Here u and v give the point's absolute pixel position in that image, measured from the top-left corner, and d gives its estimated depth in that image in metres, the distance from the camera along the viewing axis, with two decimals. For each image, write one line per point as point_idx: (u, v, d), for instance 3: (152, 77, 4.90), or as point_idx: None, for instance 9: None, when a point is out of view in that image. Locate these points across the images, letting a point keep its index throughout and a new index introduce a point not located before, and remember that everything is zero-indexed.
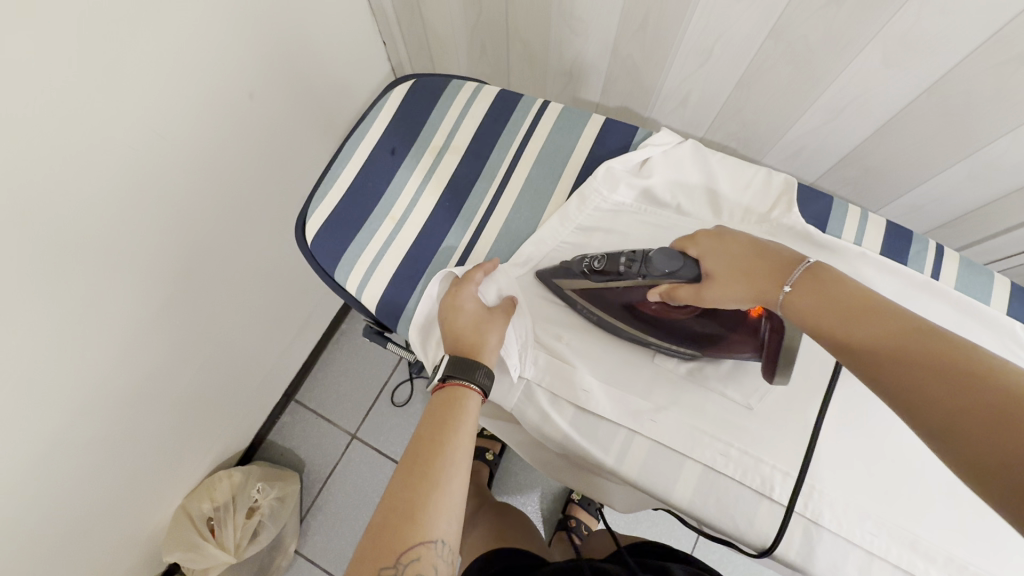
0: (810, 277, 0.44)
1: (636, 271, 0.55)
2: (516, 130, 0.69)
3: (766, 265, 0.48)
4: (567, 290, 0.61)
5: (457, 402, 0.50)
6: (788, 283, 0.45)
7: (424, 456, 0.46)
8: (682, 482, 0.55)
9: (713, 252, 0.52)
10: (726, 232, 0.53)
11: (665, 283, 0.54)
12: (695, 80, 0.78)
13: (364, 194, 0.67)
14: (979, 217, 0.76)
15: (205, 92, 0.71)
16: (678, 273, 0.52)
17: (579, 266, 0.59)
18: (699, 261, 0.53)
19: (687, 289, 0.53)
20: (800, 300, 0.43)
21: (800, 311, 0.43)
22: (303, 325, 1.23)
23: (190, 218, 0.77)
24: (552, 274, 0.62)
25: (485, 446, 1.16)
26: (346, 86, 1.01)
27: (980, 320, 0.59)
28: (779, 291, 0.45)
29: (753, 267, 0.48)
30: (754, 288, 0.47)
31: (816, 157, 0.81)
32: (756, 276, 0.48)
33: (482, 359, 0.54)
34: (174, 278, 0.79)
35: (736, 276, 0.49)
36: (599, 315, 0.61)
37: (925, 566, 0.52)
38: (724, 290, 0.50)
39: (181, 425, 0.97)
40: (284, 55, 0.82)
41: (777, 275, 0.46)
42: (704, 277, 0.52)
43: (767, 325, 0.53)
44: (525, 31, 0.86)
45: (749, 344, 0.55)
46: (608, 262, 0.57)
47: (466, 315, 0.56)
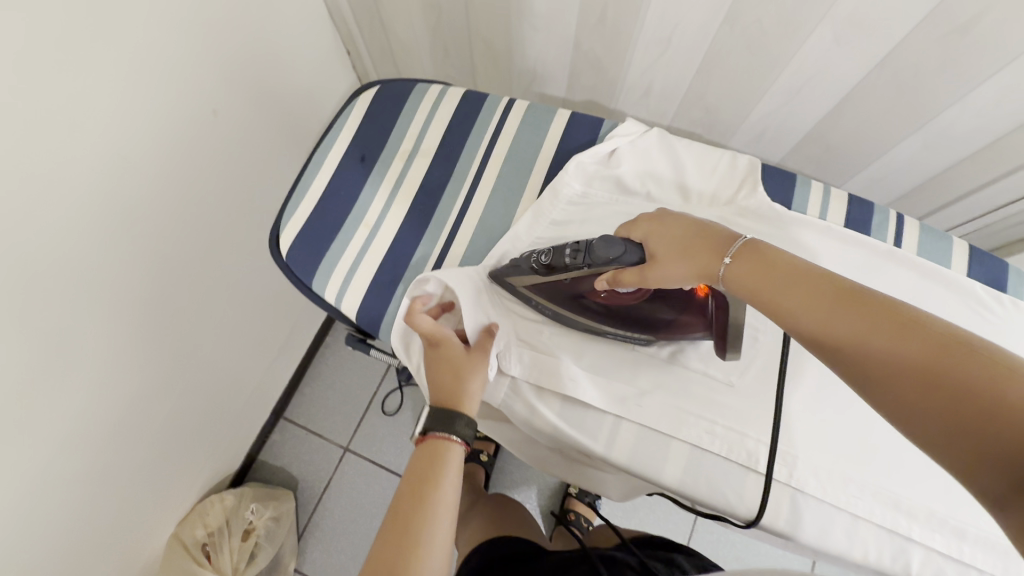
0: (748, 250, 0.45)
1: (580, 261, 0.53)
2: (484, 130, 0.69)
3: (703, 240, 0.48)
4: (520, 287, 0.60)
5: (439, 456, 0.50)
6: (728, 256, 0.45)
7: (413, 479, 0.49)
8: (670, 462, 0.56)
9: (656, 236, 0.52)
10: (666, 214, 0.53)
11: (610, 269, 0.52)
12: (656, 70, 0.80)
13: (336, 203, 0.66)
14: (935, 186, 0.79)
15: (167, 111, 0.70)
16: (622, 258, 0.51)
17: (528, 263, 0.57)
18: (643, 245, 0.52)
19: (631, 274, 0.51)
20: (739, 274, 0.44)
21: (742, 284, 0.44)
22: (286, 340, 1.22)
23: (163, 242, 0.76)
24: (503, 270, 0.60)
25: (479, 448, 1.16)
26: (311, 97, 1.00)
27: (942, 283, 0.62)
28: (721, 265, 0.46)
29: (694, 245, 0.49)
30: (694, 266, 0.48)
31: (779, 138, 0.83)
32: (696, 252, 0.48)
33: (463, 408, 0.53)
34: (149, 302, 0.78)
35: (680, 254, 0.49)
36: (555, 309, 0.60)
37: (908, 523, 0.53)
38: (669, 269, 0.49)
39: (167, 451, 0.96)
40: (246, 69, 0.82)
41: (716, 250, 0.47)
42: (648, 259, 0.51)
43: (713, 302, 0.54)
44: (487, 32, 0.87)
45: (701, 323, 0.56)
46: (554, 256, 0.55)
47: (447, 359, 0.55)
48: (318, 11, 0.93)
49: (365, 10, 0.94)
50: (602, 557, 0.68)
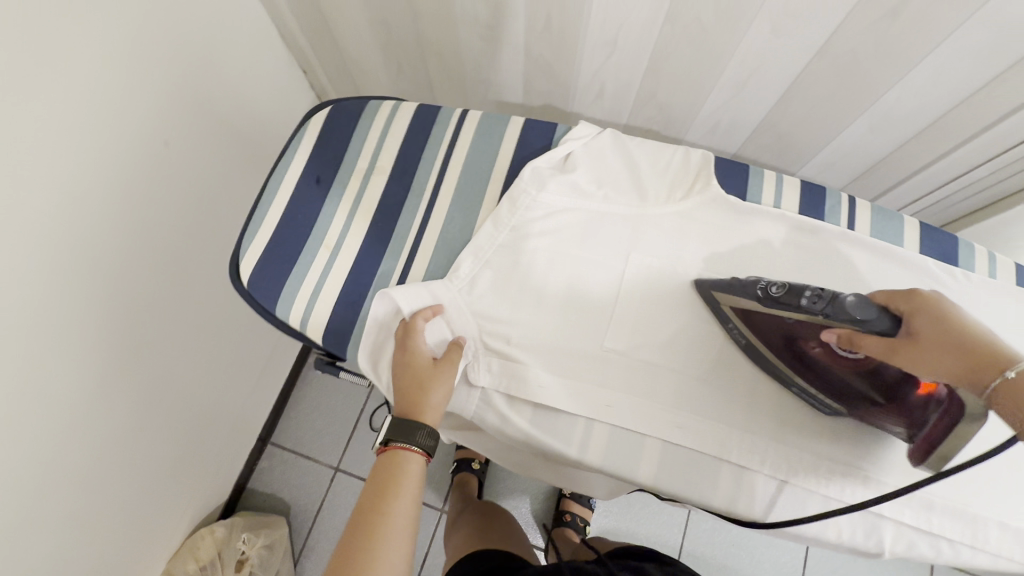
0: None
1: (820, 307, 0.50)
2: (438, 144, 0.70)
3: (994, 352, 0.40)
4: (725, 307, 0.58)
5: (397, 466, 0.53)
6: (1013, 370, 0.37)
7: (380, 489, 0.51)
8: (644, 460, 0.57)
9: (931, 319, 0.44)
10: (956, 304, 0.44)
11: (848, 328, 0.47)
12: (607, 71, 0.80)
13: (295, 227, 0.66)
14: (886, 166, 0.80)
15: (117, 147, 0.70)
16: (872, 322, 0.46)
17: (754, 287, 0.56)
18: (905, 319, 0.45)
19: (876, 342, 0.46)
20: (1016, 406, 0.37)
21: (1019, 412, 0.37)
22: (266, 366, 1.21)
23: (125, 279, 0.75)
24: (714, 284, 0.60)
25: (470, 457, 1.14)
26: (270, 122, 1.00)
27: (897, 261, 0.63)
28: (996, 376, 0.38)
29: (971, 346, 0.41)
30: (966, 368, 0.40)
31: (733, 129, 0.84)
32: (982, 361, 0.40)
33: (425, 420, 0.55)
34: (117, 340, 0.76)
35: (945, 346, 0.42)
36: (749, 339, 0.57)
37: (876, 499, 0.55)
38: (923, 359, 0.43)
39: (150, 489, 0.94)
40: (197, 98, 0.81)
41: (1001, 364, 0.39)
42: (901, 336, 0.45)
43: (938, 412, 0.48)
44: (439, 45, 0.87)
45: (906, 418, 0.51)
46: (789, 293, 0.53)
47: (412, 370, 0.56)
48: (268, 35, 0.93)
49: (316, 30, 0.94)
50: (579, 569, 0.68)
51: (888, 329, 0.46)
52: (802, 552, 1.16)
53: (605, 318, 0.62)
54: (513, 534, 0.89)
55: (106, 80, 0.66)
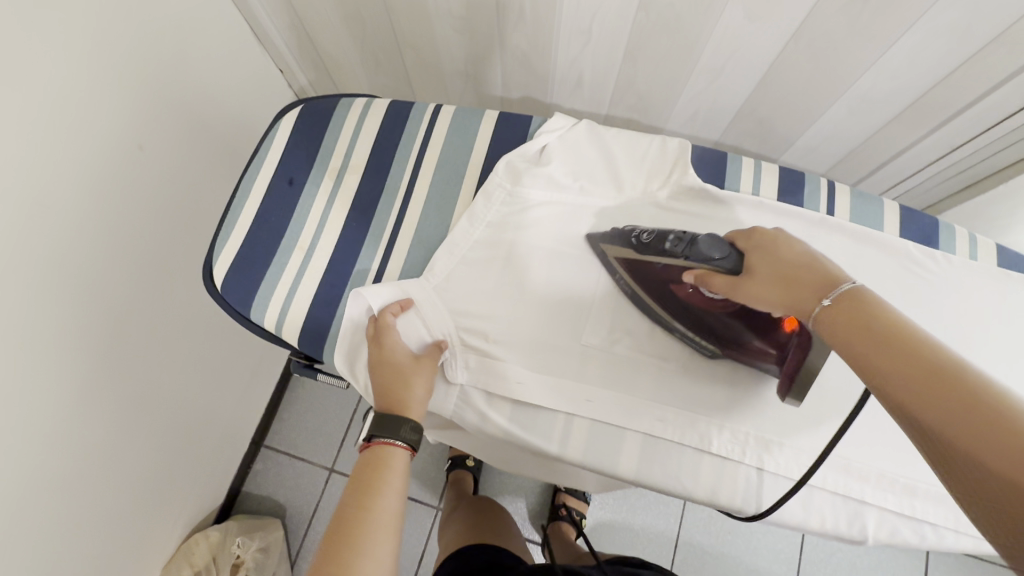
0: (857, 298, 0.39)
1: (679, 249, 0.56)
2: (412, 139, 0.69)
3: (813, 276, 0.43)
4: (612, 257, 0.61)
5: (381, 462, 0.52)
6: (827, 298, 0.40)
7: (362, 488, 0.50)
8: (625, 453, 0.56)
9: (762, 255, 0.49)
10: (785, 238, 0.49)
11: (702, 267, 0.53)
12: (584, 61, 0.79)
13: (268, 228, 0.65)
14: (869, 149, 0.80)
15: (89, 151, 0.69)
16: (722, 261, 0.51)
17: (626, 236, 0.60)
18: (744, 256, 0.51)
19: (722, 278, 0.50)
20: (834, 318, 0.39)
21: (832, 328, 0.39)
22: (256, 369, 1.20)
23: (103, 285, 0.74)
24: (603, 238, 0.62)
25: (464, 453, 1.14)
26: (246, 121, 0.99)
27: (874, 244, 0.63)
28: (816, 304, 0.41)
29: (796, 277, 0.44)
30: (791, 297, 0.44)
31: (713, 117, 0.83)
32: (796, 289, 0.44)
33: (409, 414, 0.54)
34: (98, 347, 0.76)
35: (774, 278, 0.46)
36: (634, 289, 0.60)
37: (859, 487, 0.54)
38: (758, 290, 0.47)
39: (140, 496, 0.93)
40: (170, 100, 0.80)
41: (819, 289, 0.42)
42: (742, 274, 0.49)
43: (796, 343, 0.54)
44: (413, 38, 0.86)
45: (773, 354, 0.56)
46: (654, 239, 0.58)
47: (391, 366, 0.56)
48: (241, 33, 0.92)
49: (289, 26, 0.92)
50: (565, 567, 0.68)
51: (733, 268, 0.50)
52: (798, 539, 1.16)
53: (584, 311, 0.61)
54: (508, 531, 0.88)
55: (74, 84, 0.65)
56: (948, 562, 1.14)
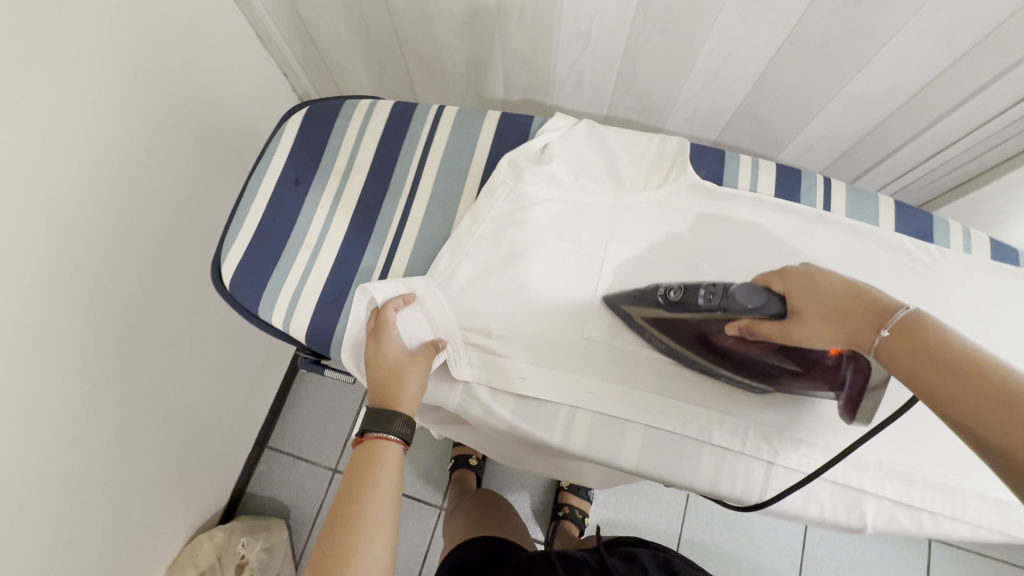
0: (914, 328, 0.40)
1: (716, 303, 0.53)
2: (416, 140, 0.70)
3: (864, 305, 0.45)
4: (636, 317, 0.59)
5: (375, 456, 0.53)
6: (886, 328, 0.42)
7: (357, 483, 0.51)
8: (627, 445, 0.57)
9: (802, 292, 0.49)
10: (820, 271, 0.49)
11: (746, 317, 0.51)
12: (584, 62, 0.81)
13: (275, 227, 0.66)
14: (865, 147, 0.81)
15: (100, 155, 0.70)
16: (763, 308, 0.50)
17: (654, 295, 0.58)
18: (785, 297, 0.50)
19: (770, 325, 0.50)
20: (898, 353, 0.41)
21: (897, 362, 0.41)
22: (260, 370, 1.21)
23: (112, 286, 0.76)
24: (621, 297, 0.60)
25: (468, 453, 1.15)
26: (252, 125, 1.00)
27: (872, 239, 0.64)
28: (874, 336, 0.43)
29: (847, 309, 0.45)
30: (848, 330, 0.45)
31: (711, 117, 0.85)
32: (855, 319, 0.44)
33: (402, 409, 0.55)
34: (108, 346, 0.77)
35: (828, 315, 0.46)
36: (669, 344, 0.58)
37: (857, 476, 0.55)
38: (815, 329, 0.47)
39: (147, 495, 0.95)
40: (178, 104, 0.81)
41: (870, 317, 0.44)
42: (789, 314, 0.49)
43: (852, 367, 0.52)
44: (416, 42, 0.88)
45: (829, 382, 0.54)
46: (686, 295, 0.56)
47: (388, 362, 0.57)
48: (246, 38, 0.93)
49: (294, 31, 0.94)
50: (562, 557, 0.69)
51: (778, 314, 0.50)
52: (800, 536, 1.17)
53: (585, 306, 0.62)
54: (509, 522, 0.89)
55: (84, 88, 0.67)
56: (949, 558, 1.15)
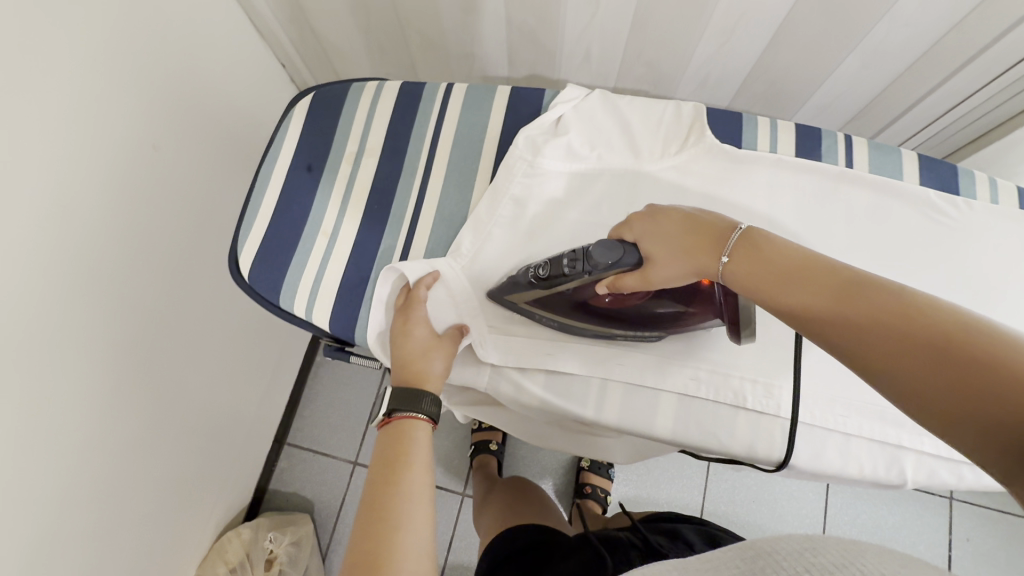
0: (746, 245, 0.42)
1: (580, 270, 0.50)
2: (427, 119, 0.69)
3: (703, 235, 0.46)
4: (522, 303, 0.57)
5: (405, 436, 0.52)
6: (725, 255, 0.43)
7: (394, 462, 0.50)
8: (660, 415, 0.57)
9: (651, 238, 0.48)
10: (661, 210, 0.50)
11: (609, 274, 0.49)
12: (593, 31, 0.79)
13: (290, 215, 0.65)
14: (882, 103, 0.79)
15: (110, 154, 0.69)
16: (621, 262, 0.49)
17: (526, 277, 0.54)
18: (638, 246, 0.49)
19: (632, 278, 0.49)
20: (740, 269, 0.42)
21: (740, 278, 0.42)
22: (277, 366, 1.21)
23: (130, 287, 0.76)
24: (503, 289, 0.57)
25: (487, 438, 1.15)
26: (255, 118, 0.98)
27: (897, 195, 0.63)
28: (718, 263, 0.44)
29: (688, 242, 0.46)
30: (694, 264, 0.46)
31: (724, 80, 0.83)
32: (695, 250, 0.46)
33: (428, 388, 0.55)
34: (129, 348, 0.77)
35: (674, 252, 0.47)
36: (560, 320, 0.57)
37: (896, 433, 0.55)
38: (670, 270, 0.47)
39: (174, 494, 0.95)
40: (181, 98, 0.80)
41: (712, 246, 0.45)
42: (645, 261, 0.48)
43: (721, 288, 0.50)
44: (418, 21, 0.86)
45: (711, 311, 0.53)
46: (552, 268, 0.52)
47: (415, 341, 0.57)
48: (244, 28, 0.91)
49: (292, 18, 0.92)
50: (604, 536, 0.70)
51: (634, 266, 0.49)
52: (822, 501, 1.17)
53: None
54: (544, 505, 0.91)
55: (88, 85, 0.65)
56: (968, 516, 1.15)
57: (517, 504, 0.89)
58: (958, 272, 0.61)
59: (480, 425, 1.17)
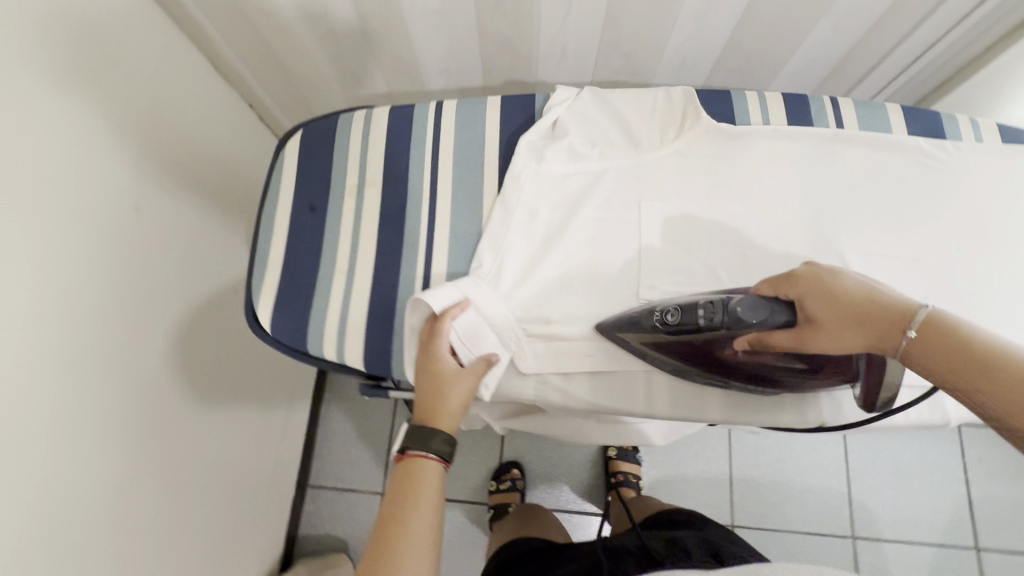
0: (942, 327, 0.40)
1: (719, 321, 0.50)
2: (423, 141, 0.68)
3: (886, 310, 0.43)
4: (634, 343, 0.56)
5: (417, 473, 0.52)
6: (912, 330, 0.41)
7: (404, 493, 0.51)
8: (708, 396, 0.58)
9: (817, 299, 0.46)
10: (831, 272, 0.47)
11: (753, 331, 0.49)
12: (567, 30, 0.79)
13: (302, 259, 0.64)
14: (853, 61, 0.82)
15: (98, 223, 0.67)
16: (769, 320, 0.48)
17: (650, 320, 0.55)
18: (796, 305, 0.48)
19: (784, 334, 0.48)
20: (923, 352, 0.40)
21: (923, 361, 0.40)
22: (289, 410, 1.18)
23: (133, 358, 0.73)
24: (617, 325, 0.57)
25: (506, 501, 1.11)
26: (231, 164, 0.95)
27: (891, 148, 0.65)
28: (902, 338, 0.41)
29: (867, 316, 0.43)
30: (869, 337, 0.43)
31: (700, 61, 0.84)
32: (873, 325, 0.43)
33: (440, 425, 0.54)
34: (141, 419, 0.74)
35: (845, 324, 0.44)
36: (675, 364, 0.56)
37: None
38: (835, 338, 0.45)
39: (207, 560, 0.92)
40: (156, 155, 0.77)
41: (893, 322, 0.42)
42: (805, 322, 0.47)
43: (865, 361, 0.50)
44: (389, 43, 0.84)
45: (841, 374, 0.53)
46: (684, 315, 0.53)
47: (436, 375, 0.56)
48: (209, 74, 0.88)
49: (257, 57, 0.90)
50: (607, 545, 0.72)
51: (787, 322, 0.48)
52: (842, 449, 1.21)
53: (634, 270, 0.61)
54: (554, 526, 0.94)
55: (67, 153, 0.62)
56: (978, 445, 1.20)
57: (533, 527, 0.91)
58: (970, 217, 0.63)
59: (495, 490, 1.15)
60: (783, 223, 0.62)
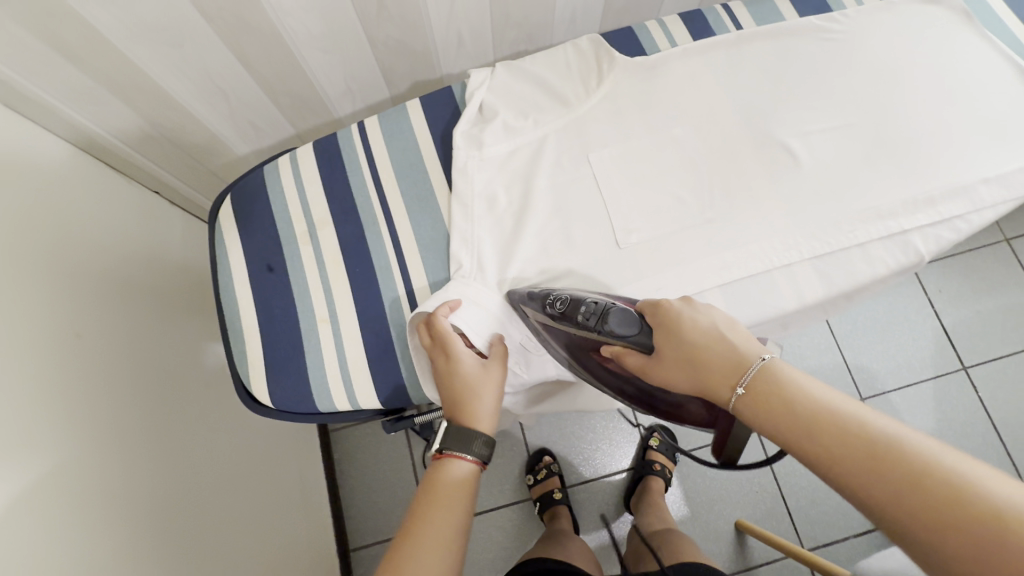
0: (767, 381, 0.41)
1: (592, 324, 0.51)
2: (357, 164, 0.66)
3: (719, 352, 0.44)
4: (533, 321, 0.57)
5: (448, 474, 0.51)
6: (741, 386, 0.42)
7: (430, 493, 0.49)
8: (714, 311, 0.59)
9: (666, 334, 0.47)
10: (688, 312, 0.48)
11: (619, 344, 0.50)
12: (457, 17, 0.78)
13: (279, 321, 0.61)
14: None
15: (50, 357, 0.60)
16: (633, 340, 0.49)
17: (543, 302, 0.55)
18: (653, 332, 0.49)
19: (635, 358, 0.49)
20: (763, 409, 0.40)
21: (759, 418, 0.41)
22: (308, 482, 1.12)
23: (133, 488, 0.66)
24: (523, 299, 0.57)
25: (548, 489, 1.11)
26: (156, 259, 0.88)
27: (791, 34, 0.68)
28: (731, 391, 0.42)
29: (701, 356, 0.45)
30: (701, 378, 0.45)
31: (589, 10, 0.86)
32: (705, 369, 0.44)
33: (478, 424, 0.52)
34: (166, 548, 0.68)
35: (683, 361, 0.46)
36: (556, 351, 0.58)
37: (899, 221, 0.61)
38: (671, 371, 0.46)
39: None
40: (74, 270, 0.69)
41: (723, 368, 0.44)
42: (654, 353, 0.48)
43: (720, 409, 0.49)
44: (284, 83, 0.81)
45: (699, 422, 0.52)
46: (569, 309, 0.53)
47: (461, 376, 0.53)
48: (100, 172, 0.80)
49: (146, 138, 0.83)
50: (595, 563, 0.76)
51: (643, 345, 0.49)
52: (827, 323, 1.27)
53: (605, 218, 0.62)
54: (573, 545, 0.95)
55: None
56: (955, 272, 1.21)
57: (553, 540, 0.96)
58: (881, 72, 0.66)
59: (534, 482, 1.13)
60: (724, 129, 0.64)
